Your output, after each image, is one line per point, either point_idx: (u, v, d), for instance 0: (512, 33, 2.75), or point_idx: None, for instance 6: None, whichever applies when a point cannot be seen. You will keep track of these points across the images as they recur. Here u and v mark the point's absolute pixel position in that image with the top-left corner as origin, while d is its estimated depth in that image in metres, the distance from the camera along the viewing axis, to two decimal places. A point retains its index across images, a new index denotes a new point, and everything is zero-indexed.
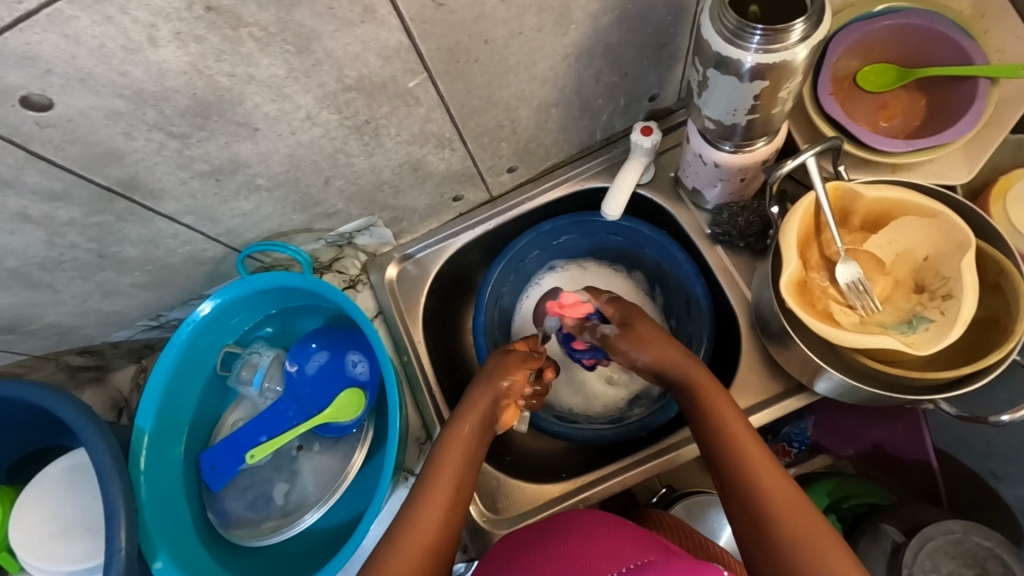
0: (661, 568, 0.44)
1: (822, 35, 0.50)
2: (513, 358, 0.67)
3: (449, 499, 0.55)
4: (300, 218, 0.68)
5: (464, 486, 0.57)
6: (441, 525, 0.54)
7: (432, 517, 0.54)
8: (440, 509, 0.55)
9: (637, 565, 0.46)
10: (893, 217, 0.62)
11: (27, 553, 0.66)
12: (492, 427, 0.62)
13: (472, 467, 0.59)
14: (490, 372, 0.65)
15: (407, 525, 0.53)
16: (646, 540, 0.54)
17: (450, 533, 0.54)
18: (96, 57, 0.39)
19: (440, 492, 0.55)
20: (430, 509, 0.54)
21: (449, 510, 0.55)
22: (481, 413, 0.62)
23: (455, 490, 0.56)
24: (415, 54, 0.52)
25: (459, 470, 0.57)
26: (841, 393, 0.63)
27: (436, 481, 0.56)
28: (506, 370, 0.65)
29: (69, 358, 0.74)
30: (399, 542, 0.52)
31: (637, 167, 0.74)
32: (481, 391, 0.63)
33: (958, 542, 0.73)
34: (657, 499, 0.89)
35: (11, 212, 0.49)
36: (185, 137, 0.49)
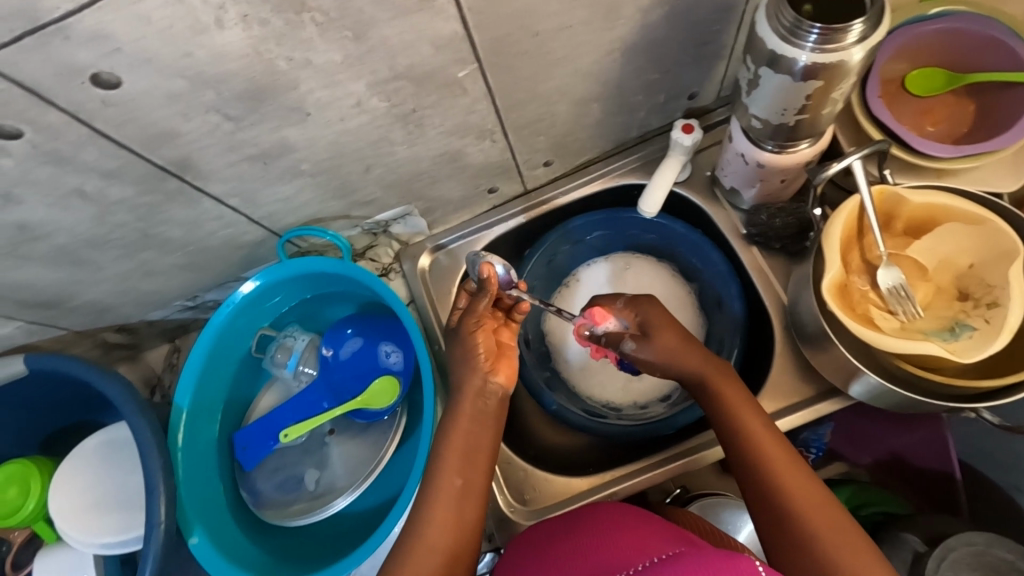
0: (692, 557, 0.44)
1: (880, 36, 0.50)
2: (478, 327, 0.59)
3: (455, 498, 0.55)
4: (339, 204, 0.68)
5: (471, 481, 0.57)
6: (455, 524, 0.54)
7: (442, 517, 0.54)
8: (450, 505, 0.55)
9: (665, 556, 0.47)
10: (938, 223, 0.61)
11: (61, 520, 0.68)
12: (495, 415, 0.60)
13: (479, 453, 0.58)
14: (457, 361, 0.60)
15: (420, 530, 0.54)
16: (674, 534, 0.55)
17: (465, 526, 0.55)
18: (164, 38, 0.40)
19: (445, 493, 0.55)
20: (438, 513, 0.54)
21: (458, 509, 0.55)
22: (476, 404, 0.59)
23: (460, 489, 0.56)
24: (467, 44, 0.52)
25: (462, 466, 0.57)
26: (875, 397, 0.62)
27: (441, 483, 0.55)
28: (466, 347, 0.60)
29: (106, 335, 0.75)
30: (417, 542, 0.53)
31: (676, 165, 0.73)
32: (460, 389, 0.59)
33: (980, 554, 0.72)
34: (670, 500, 0.87)
35: (67, 189, 0.50)
36: (239, 120, 0.49)
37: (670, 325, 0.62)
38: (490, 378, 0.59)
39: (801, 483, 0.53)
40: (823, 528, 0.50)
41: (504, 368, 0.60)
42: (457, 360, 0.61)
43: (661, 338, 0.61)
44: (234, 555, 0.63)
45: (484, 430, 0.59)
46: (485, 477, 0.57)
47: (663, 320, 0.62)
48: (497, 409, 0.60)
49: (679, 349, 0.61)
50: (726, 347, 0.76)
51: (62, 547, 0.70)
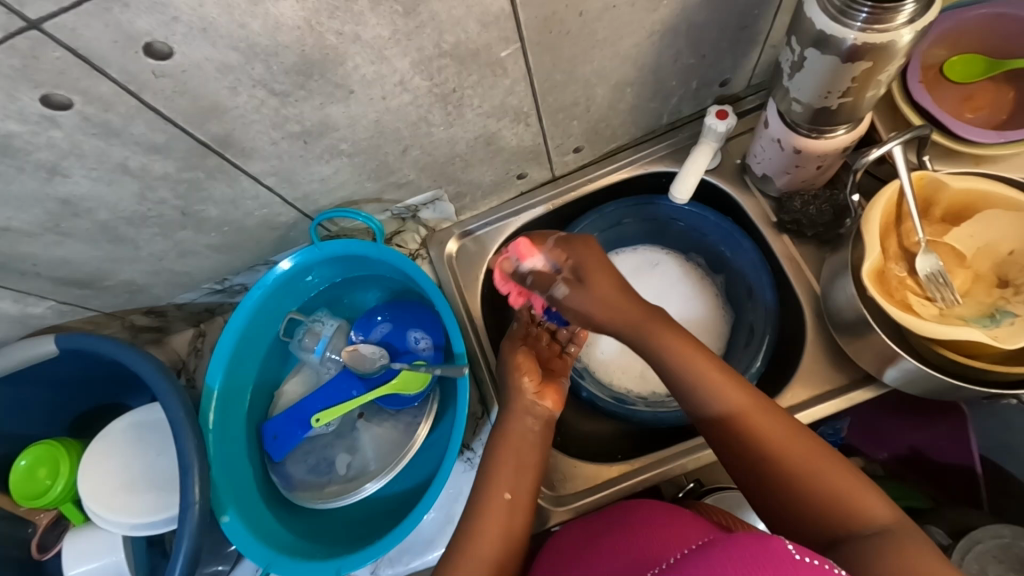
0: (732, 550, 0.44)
1: (929, 18, 0.49)
2: (521, 347, 0.68)
3: (507, 509, 0.58)
4: (373, 186, 0.68)
5: (520, 493, 0.60)
6: (505, 534, 0.57)
7: (494, 524, 0.58)
8: (500, 518, 0.58)
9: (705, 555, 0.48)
10: (977, 209, 0.61)
11: (92, 501, 0.67)
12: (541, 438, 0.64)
13: (527, 469, 0.61)
14: (509, 386, 0.66)
15: (471, 540, 0.56)
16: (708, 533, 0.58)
17: (515, 534, 0.58)
18: (221, 7, 0.40)
19: (497, 503, 0.59)
20: (492, 521, 0.58)
21: (508, 520, 0.58)
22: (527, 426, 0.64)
23: (511, 499, 0.59)
24: (512, 23, 0.51)
25: (513, 478, 0.60)
26: (909, 383, 0.63)
27: (493, 493, 0.59)
28: (517, 370, 0.66)
29: (134, 317, 0.75)
30: (468, 546, 0.56)
31: (708, 151, 0.73)
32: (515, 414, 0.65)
33: (1007, 546, 0.72)
34: (684, 492, 0.82)
35: (113, 163, 0.49)
36: (286, 95, 0.49)
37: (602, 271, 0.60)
38: (539, 400, 0.65)
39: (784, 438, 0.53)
40: (824, 481, 0.50)
41: (552, 394, 0.66)
42: (507, 387, 0.67)
43: (595, 278, 0.59)
44: (266, 537, 0.63)
45: (531, 449, 0.63)
46: (532, 491, 0.61)
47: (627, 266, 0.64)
48: (545, 433, 0.64)
49: (611, 295, 0.59)
50: (757, 336, 0.75)
51: (89, 529, 0.70)
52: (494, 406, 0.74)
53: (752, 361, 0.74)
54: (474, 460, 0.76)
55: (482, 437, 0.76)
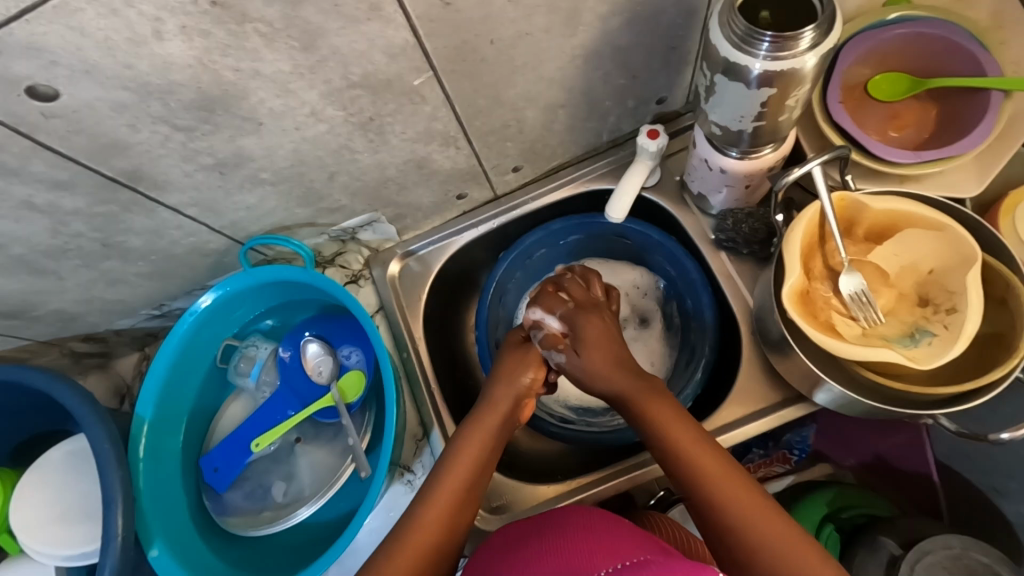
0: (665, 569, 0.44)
1: (832, 43, 0.49)
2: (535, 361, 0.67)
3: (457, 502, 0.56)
4: (304, 212, 0.68)
5: (477, 483, 0.58)
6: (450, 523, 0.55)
7: (440, 508, 0.55)
8: (448, 503, 0.56)
9: (635, 564, 0.46)
10: (898, 228, 0.61)
11: (24, 533, 0.66)
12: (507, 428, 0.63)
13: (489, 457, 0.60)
14: (510, 371, 0.66)
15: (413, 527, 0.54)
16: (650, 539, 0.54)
17: (457, 528, 0.55)
18: (102, 49, 0.39)
19: (447, 490, 0.56)
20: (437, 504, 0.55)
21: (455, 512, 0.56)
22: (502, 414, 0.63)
23: (464, 491, 0.57)
24: (421, 52, 0.51)
25: (473, 462, 0.59)
26: (840, 404, 0.62)
27: (446, 480, 0.57)
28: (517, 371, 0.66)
29: (73, 345, 0.75)
30: (407, 538, 0.53)
31: (643, 170, 0.73)
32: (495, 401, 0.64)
33: (956, 557, 0.71)
34: (654, 501, 0.87)
35: (17, 200, 0.49)
36: (190, 130, 0.49)
37: (602, 343, 0.64)
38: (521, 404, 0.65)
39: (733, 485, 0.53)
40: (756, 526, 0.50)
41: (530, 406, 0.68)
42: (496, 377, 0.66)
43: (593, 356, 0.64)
44: (196, 567, 0.62)
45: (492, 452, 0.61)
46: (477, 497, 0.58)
47: (599, 338, 0.64)
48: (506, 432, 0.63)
49: (607, 368, 0.63)
50: (698, 351, 0.75)
51: (24, 561, 0.69)
52: (434, 428, 0.74)
53: (694, 374, 0.74)
54: (414, 482, 0.76)
55: (422, 458, 0.76)
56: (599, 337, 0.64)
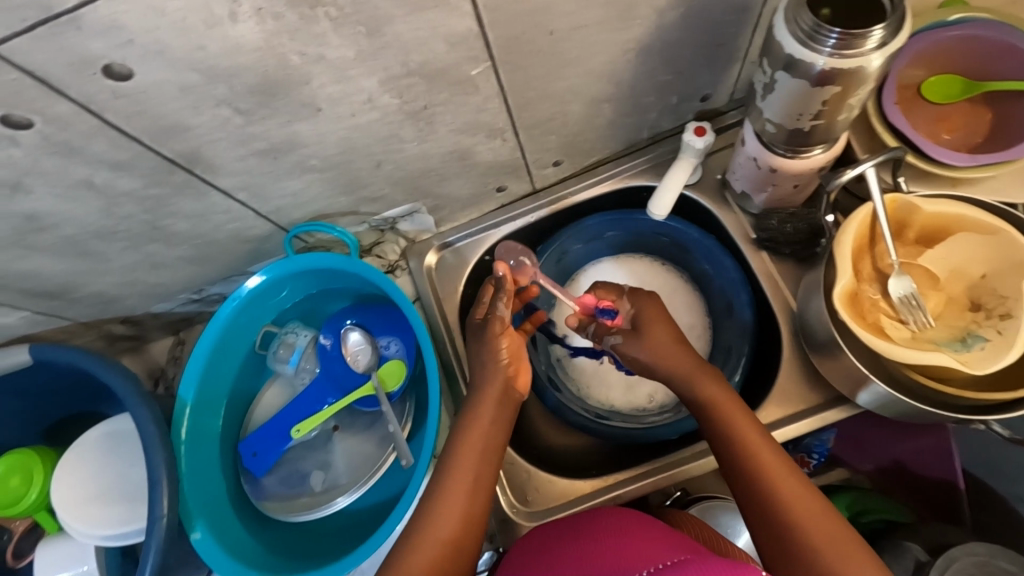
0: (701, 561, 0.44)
1: (900, 42, 0.49)
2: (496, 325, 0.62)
3: (468, 490, 0.55)
4: (347, 200, 0.68)
5: (483, 474, 0.57)
6: (465, 513, 0.54)
7: (453, 510, 0.54)
8: (462, 499, 0.55)
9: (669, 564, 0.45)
10: (951, 232, 0.60)
11: (65, 511, 0.67)
12: (506, 408, 0.61)
13: (494, 450, 0.58)
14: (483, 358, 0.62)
15: (429, 523, 0.53)
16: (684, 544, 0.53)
17: (474, 523, 0.54)
18: (177, 30, 0.39)
19: (457, 487, 0.55)
20: (448, 506, 0.54)
21: (469, 500, 0.55)
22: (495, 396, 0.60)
23: (474, 479, 0.56)
24: (480, 42, 0.51)
25: (477, 458, 0.57)
26: (882, 407, 0.62)
27: (456, 474, 0.56)
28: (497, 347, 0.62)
29: (111, 327, 0.75)
30: (417, 537, 0.53)
31: (688, 167, 0.73)
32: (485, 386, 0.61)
33: (983, 564, 0.70)
34: (671, 501, 0.84)
35: (76, 180, 0.49)
36: (250, 114, 0.49)
37: (659, 319, 0.65)
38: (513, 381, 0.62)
39: (787, 484, 0.53)
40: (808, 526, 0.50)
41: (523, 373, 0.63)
42: (479, 363, 0.62)
43: (653, 334, 0.64)
44: (236, 551, 0.63)
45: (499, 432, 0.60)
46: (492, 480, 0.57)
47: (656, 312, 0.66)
48: (510, 413, 0.61)
49: (670, 347, 0.63)
50: (735, 352, 0.75)
51: (61, 539, 0.70)
52: None
53: (731, 376, 0.74)
54: None
55: None
56: (660, 315, 0.65)
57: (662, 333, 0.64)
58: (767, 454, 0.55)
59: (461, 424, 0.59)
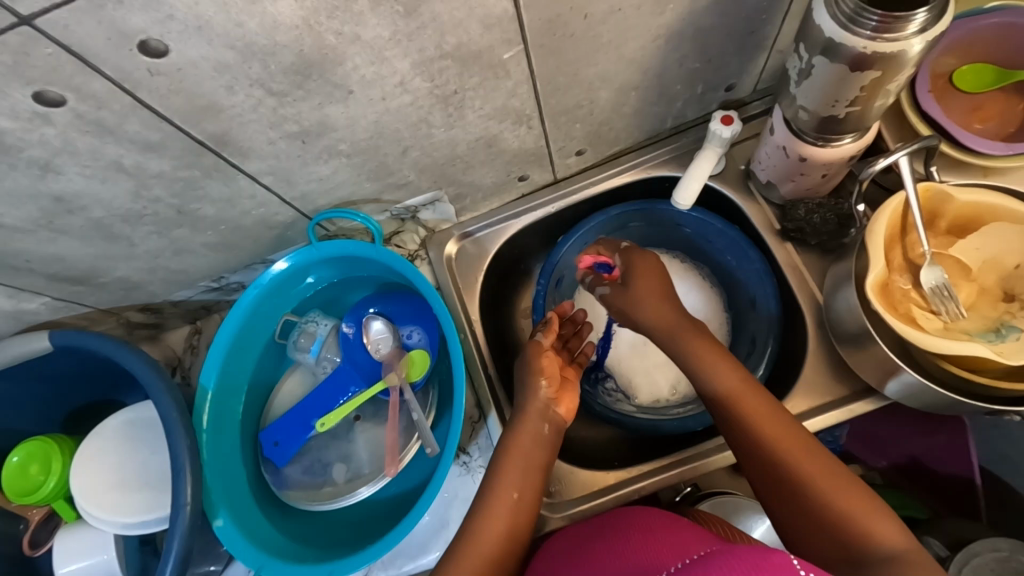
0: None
1: (942, 27, 0.48)
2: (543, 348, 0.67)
3: (512, 506, 0.58)
4: (372, 187, 0.67)
5: (526, 491, 0.59)
6: (507, 528, 0.57)
7: (496, 526, 0.57)
8: (505, 518, 0.57)
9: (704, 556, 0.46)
10: (984, 221, 0.60)
11: (85, 499, 0.67)
12: (552, 434, 0.63)
13: (535, 470, 0.61)
14: (524, 385, 0.65)
15: (475, 535, 0.56)
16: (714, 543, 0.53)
17: (516, 537, 0.57)
18: (217, 5, 0.39)
19: (503, 505, 0.58)
20: (492, 524, 0.57)
21: (513, 516, 0.58)
22: (534, 420, 0.63)
23: (518, 497, 0.58)
24: (515, 24, 0.50)
25: (519, 477, 0.60)
26: (911, 397, 0.62)
27: (498, 491, 0.59)
28: (537, 372, 0.65)
29: (130, 314, 0.75)
30: (466, 548, 0.55)
31: (712, 157, 0.72)
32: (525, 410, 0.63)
33: (1005, 560, 0.70)
34: (681, 497, 0.82)
35: (107, 161, 0.49)
36: (283, 95, 0.48)
37: (648, 275, 0.68)
38: (554, 406, 0.64)
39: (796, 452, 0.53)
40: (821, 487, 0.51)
41: (566, 401, 0.65)
42: (523, 388, 0.66)
43: (641, 285, 0.67)
44: (259, 540, 0.62)
45: (540, 451, 0.62)
46: (536, 496, 0.60)
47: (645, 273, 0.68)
48: (554, 437, 0.63)
49: (653, 302, 0.66)
50: (760, 345, 0.74)
51: (80, 528, 0.69)
52: (492, 412, 0.72)
53: (754, 369, 0.73)
54: (470, 464, 0.75)
55: (478, 441, 0.76)
56: (645, 266, 0.68)
57: (650, 288, 0.67)
58: (771, 427, 0.55)
59: (501, 448, 0.62)
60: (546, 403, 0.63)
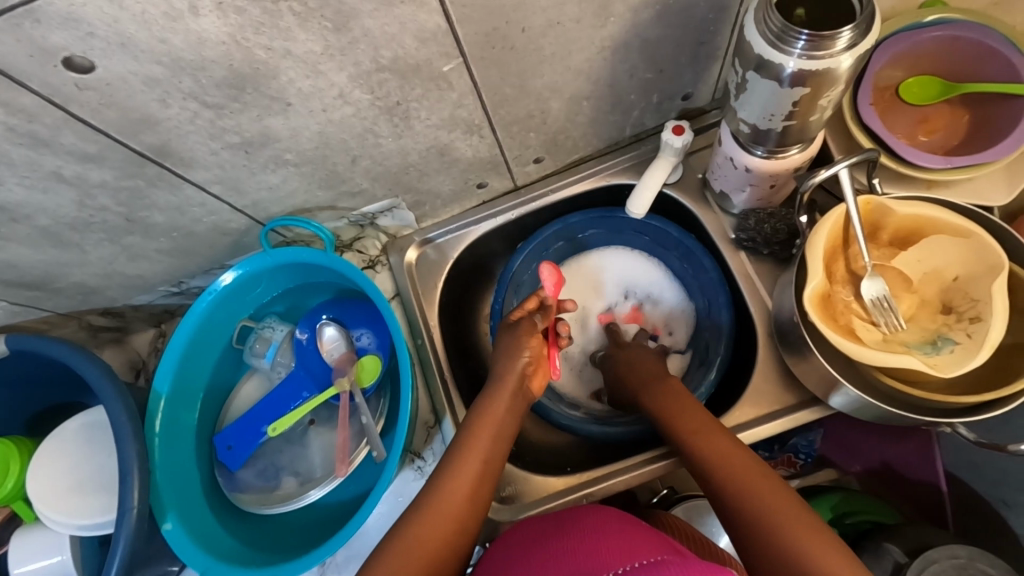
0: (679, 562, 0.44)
1: (870, 44, 0.49)
2: (524, 325, 0.66)
3: (479, 469, 0.56)
4: (325, 195, 0.68)
5: (493, 458, 0.58)
6: (471, 493, 0.55)
7: (462, 488, 0.55)
8: (471, 479, 0.55)
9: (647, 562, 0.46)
10: (924, 234, 0.60)
11: (41, 502, 0.67)
12: (523, 403, 0.63)
13: (502, 441, 0.59)
14: (505, 354, 0.64)
15: (437, 498, 0.54)
16: (663, 544, 0.52)
17: (479, 503, 0.55)
18: (138, 22, 0.39)
19: (469, 468, 0.56)
20: (458, 485, 0.55)
21: (477, 482, 0.55)
22: (511, 386, 0.62)
23: (483, 463, 0.57)
24: (451, 38, 0.51)
25: (489, 443, 0.58)
26: (855, 408, 0.62)
27: (467, 454, 0.57)
28: (520, 345, 0.64)
29: (91, 318, 0.76)
30: (429, 512, 0.53)
31: (666, 166, 0.73)
32: (504, 376, 0.63)
33: (962, 567, 0.69)
34: (657, 499, 0.85)
35: (46, 172, 0.50)
36: (220, 108, 0.49)
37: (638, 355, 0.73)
38: (528, 380, 0.64)
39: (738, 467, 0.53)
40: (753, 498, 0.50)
41: (541, 376, 0.65)
42: (503, 356, 0.65)
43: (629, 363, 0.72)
44: (209, 543, 0.63)
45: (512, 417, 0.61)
46: (501, 464, 0.58)
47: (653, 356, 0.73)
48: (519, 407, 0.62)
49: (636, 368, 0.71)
50: (712, 352, 0.75)
51: (38, 529, 0.70)
52: (446, 416, 0.73)
53: (707, 374, 0.74)
54: (424, 469, 0.76)
55: (433, 446, 0.77)
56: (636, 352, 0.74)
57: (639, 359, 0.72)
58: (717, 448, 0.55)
59: (474, 413, 0.60)
60: (523, 372, 0.63)
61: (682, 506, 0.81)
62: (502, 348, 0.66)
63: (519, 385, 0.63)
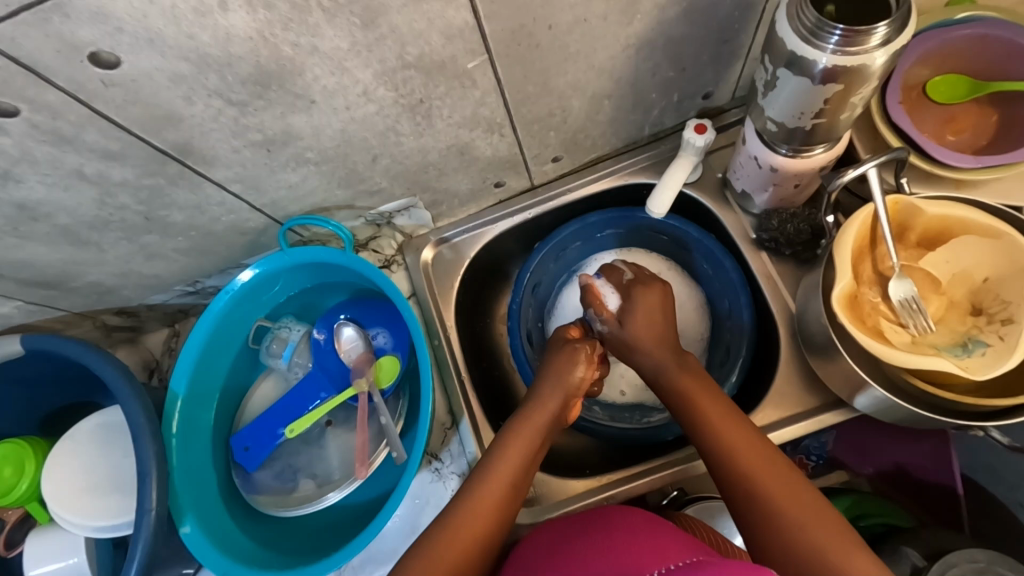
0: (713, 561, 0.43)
1: (905, 40, 0.48)
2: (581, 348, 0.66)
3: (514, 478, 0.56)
4: (344, 194, 0.67)
5: (528, 471, 0.58)
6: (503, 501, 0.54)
7: (494, 496, 0.54)
8: (504, 486, 0.55)
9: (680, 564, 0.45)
10: (953, 234, 0.60)
11: (56, 503, 0.67)
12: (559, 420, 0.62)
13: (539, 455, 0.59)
14: (556, 369, 0.64)
15: (467, 509, 0.53)
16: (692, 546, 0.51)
17: (511, 512, 0.55)
18: (167, 18, 0.39)
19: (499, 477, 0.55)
20: (492, 491, 0.54)
21: (512, 492, 0.55)
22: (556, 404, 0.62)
23: (519, 472, 0.56)
24: (477, 35, 0.50)
25: (525, 451, 0.58)
26: (881, 411, 0.61)
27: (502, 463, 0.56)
28: (570, 364, 0.64)
29: (106, 318, 0.75)
30: (456, 522, 0.52)
31: (687, 165, 0.72)
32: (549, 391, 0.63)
33: (983, 572, 0.68)
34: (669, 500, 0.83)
35: (67, 169, 0.49)
36: (244, 105, 0.48)
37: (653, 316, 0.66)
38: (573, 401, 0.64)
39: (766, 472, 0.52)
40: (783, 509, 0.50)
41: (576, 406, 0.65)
42: (553, 369, 0.65)
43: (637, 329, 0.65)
44: (227, 546, 0.62)
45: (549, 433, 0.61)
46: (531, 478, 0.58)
47: (651, 309, 0.66)
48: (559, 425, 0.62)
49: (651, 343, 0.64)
50: (733, 353, 0.74)
51: (53, 530, 0.70)
52: (463, 418, 0.73)
53: (729, 376, 0.73)
54: (442, 471, 0.75)
55: (451, 447, 0.76)
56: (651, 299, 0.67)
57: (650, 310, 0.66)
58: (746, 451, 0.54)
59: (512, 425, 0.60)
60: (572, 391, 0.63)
61: (694, 506, 0.79)
62: (551, 365, 0.65)
63: (563, 403, 0.62)
